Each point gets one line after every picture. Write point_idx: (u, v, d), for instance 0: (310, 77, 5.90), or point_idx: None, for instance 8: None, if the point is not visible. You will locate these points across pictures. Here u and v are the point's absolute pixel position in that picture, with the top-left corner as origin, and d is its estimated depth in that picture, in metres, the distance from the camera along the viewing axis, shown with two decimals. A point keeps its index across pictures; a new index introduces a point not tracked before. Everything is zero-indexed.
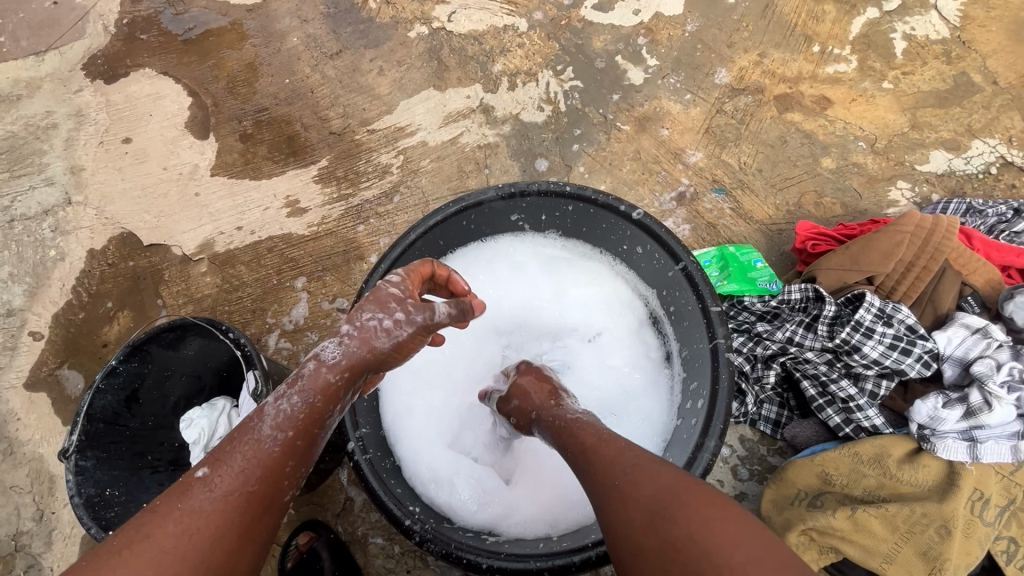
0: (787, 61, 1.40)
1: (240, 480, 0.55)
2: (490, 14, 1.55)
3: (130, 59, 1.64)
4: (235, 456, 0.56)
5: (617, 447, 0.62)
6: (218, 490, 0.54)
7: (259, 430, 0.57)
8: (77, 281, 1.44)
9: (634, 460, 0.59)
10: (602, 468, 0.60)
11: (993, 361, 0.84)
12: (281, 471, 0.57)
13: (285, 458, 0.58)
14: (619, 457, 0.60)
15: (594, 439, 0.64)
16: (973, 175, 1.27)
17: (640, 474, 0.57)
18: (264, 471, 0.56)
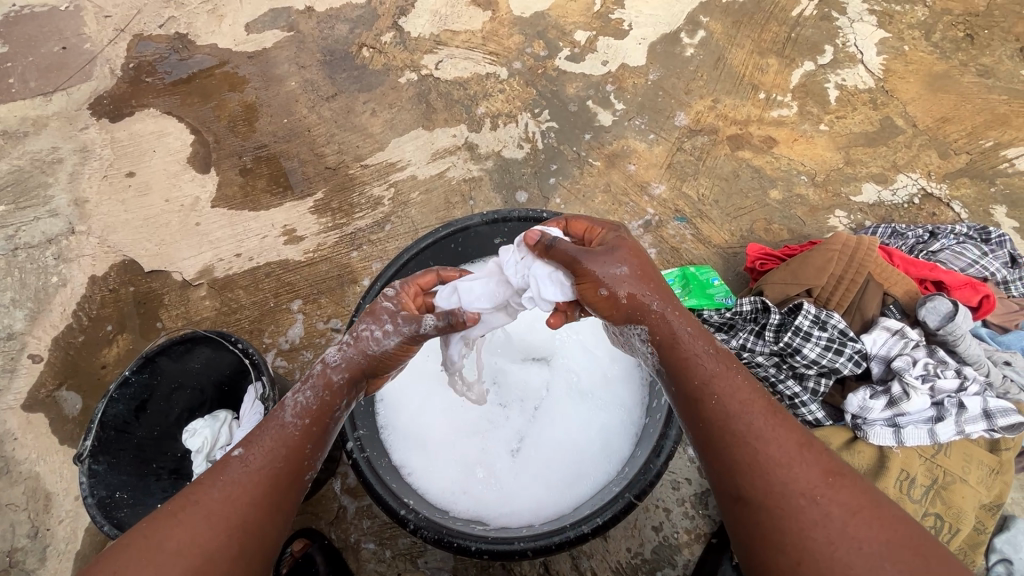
0: (737, 106, 1.59)
1: (268, 456, 0.69)
2: (473, 63, 1.72)
3: (137, 100, 1.76)
4: (267, 439, 0.70)
5: (787, 478, 0.64)
6: (253, 465, 0.68)
7: (283, 415, 0.72)
8: (78, 306, 1.50)
9: (807, 502, 0.62)
10: (773, 512, 0.63)
11: (910, 357, 0.98)
12: (300, 450, 0.71)
13: (302, 440, 0.72)
14: (793, 500, 0.62)
15: (760, 468, 0.65)
16: (900, 204, 1.45)
17: (821, 521, 0.61)
18: (287, 450, 0.70)
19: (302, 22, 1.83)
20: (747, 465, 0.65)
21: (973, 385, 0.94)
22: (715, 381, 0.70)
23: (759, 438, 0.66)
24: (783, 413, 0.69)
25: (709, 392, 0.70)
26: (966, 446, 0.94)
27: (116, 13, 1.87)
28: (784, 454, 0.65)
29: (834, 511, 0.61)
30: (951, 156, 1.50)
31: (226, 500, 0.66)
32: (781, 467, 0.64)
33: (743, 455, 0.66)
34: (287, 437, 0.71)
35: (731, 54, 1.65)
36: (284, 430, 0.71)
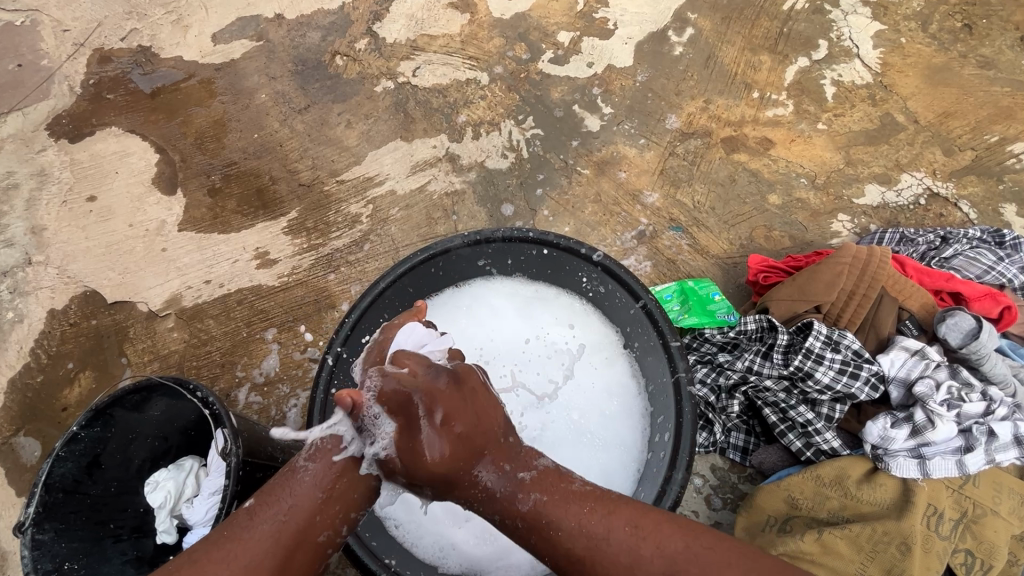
0: (730, 107, 1.51)
1: (280, 508, 0.64)
2: (452, 68, 1.64)
3: (96, 118, 1.65)
4: (283, 490, 0.66)
5: (605, 541, 0.61)
6: (258, 518, 0.63)
7: (300, 461, 0.68)
8: (36, 344, 1.40)
9: (639, 570, 0.60)
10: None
11: (932, 380, 0.92)
12: (314, 505, 0.65)
13: (318, 493, 0.65)
14: (629, 574, 0.60)
15: (591, 557, 0.61)
16: (905, 206, 1.38)
17: (656, 572, 0.59)
18: (305, 508, 0.65)
19: (271, 30, 1.73)
20: (581, 564, 0.61)
21: (1000, 408, 0.89)
22: (509, 487, 0.66)
23: (569, 536, 0.62)
24: (563, 482, 0.66)
25: (512, 501, 0.66)
26: (994, 473, 0.89)
27: (74, 27, 1.76)
28: (598, 533, 0.62)
29: (664, 562, 0.60)
30: (955, 153, 1.43)
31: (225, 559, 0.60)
32: (602, 548, 0.61)
33: (572, 554, 0.62)
34: (303, 490, 0.65)
35: (722, 52, 1.57)
36: (301, 479, 0.66)
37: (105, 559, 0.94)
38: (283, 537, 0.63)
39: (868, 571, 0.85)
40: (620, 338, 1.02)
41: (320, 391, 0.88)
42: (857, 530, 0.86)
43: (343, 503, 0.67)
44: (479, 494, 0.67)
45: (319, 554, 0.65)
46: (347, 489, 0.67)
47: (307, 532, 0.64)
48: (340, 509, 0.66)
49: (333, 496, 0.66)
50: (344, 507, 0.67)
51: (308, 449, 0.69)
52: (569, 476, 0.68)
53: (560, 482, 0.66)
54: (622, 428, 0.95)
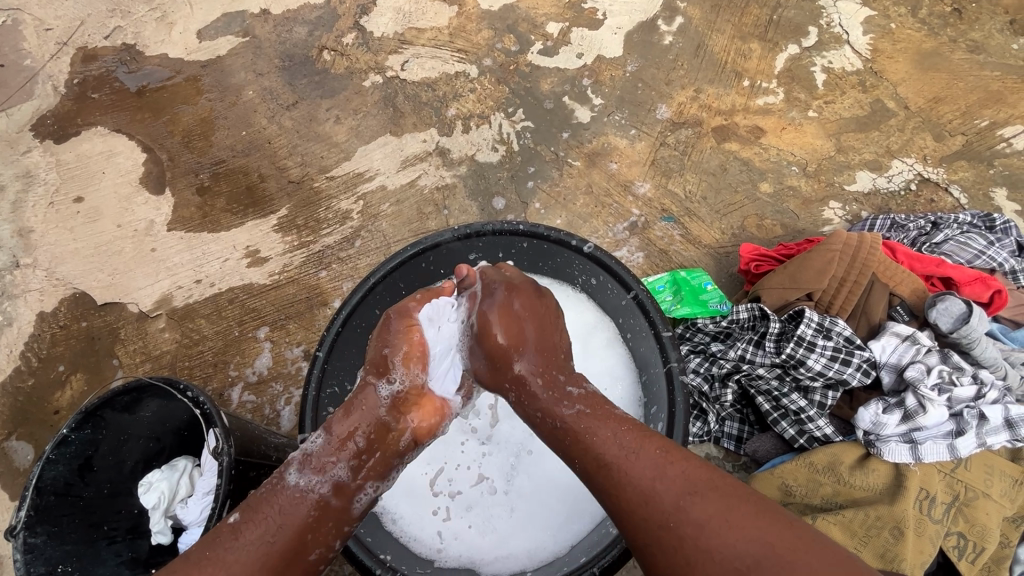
0: (721, 95, 1.50)
1: (266, 529, 0.65)
2: (441, 61, 1.62)
3: (81, 117, 1.63)
4: (270, 508, 0.67)
5: (635, 469, 0.63)
6: (244, 538, 0.63)
7: (290, 476, 0.69)
8: (26, 347, 1.39)
9: (658, 486, 0.61)
10: (632, 503, 0.61)
11: (923, 365, 0.93)
12: (306, 522, 0.67)
13: (309, 509, 0.68)
14: (648, 486, 0.61)
15: (618, 464, 0.64)
16: (896, 192, 1.38)
17: (672, 497, 0.59)
18: (295, 526, 0.66)
19: (257, 25, 1.71)
20: (606, 467, 0.64)
21: (991, 391, 0.90)
22: (554, 396, 0.74)
23: (604, 444, 0.66)
24: (609, 408, 0.71)
25: (553, 408, 0.73)
26: (985, 455, 0.89)
27: (57, 25, 1.74)
28: (630, 445, 0.65)
29: (684, 485, 0.60)
30: (946, 138, 1.43)
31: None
32: (630, 460, 0.63)
33: (599, 460, 0.65)
34: (293, 507, 0.67)
35: (712, 40, 1.56)
36: (290, 496, 0.68)
37: (99, 561, 0.94)
38: (272, 557, 0.63)
39: (862, 556, 0.85)
40: (612, 329, 1.01)
41: (312, 388, 0.88)
42: (850, 516, 0.87)
43: (336, 520, 0.69)
44: (524, 395, 0.76)
45: (308, 571, 0.67)
46: (338, 508, 0.70)
47: (298, 547, 0.66)
48: (332, 525, 0.69)
49: (324, 513, 0.69)
50: (334, 523, 0.69)
51: (297, 462, 0.71)
52: (600, 417, 0.70)
53: (605, 405, 0.71)
54: None
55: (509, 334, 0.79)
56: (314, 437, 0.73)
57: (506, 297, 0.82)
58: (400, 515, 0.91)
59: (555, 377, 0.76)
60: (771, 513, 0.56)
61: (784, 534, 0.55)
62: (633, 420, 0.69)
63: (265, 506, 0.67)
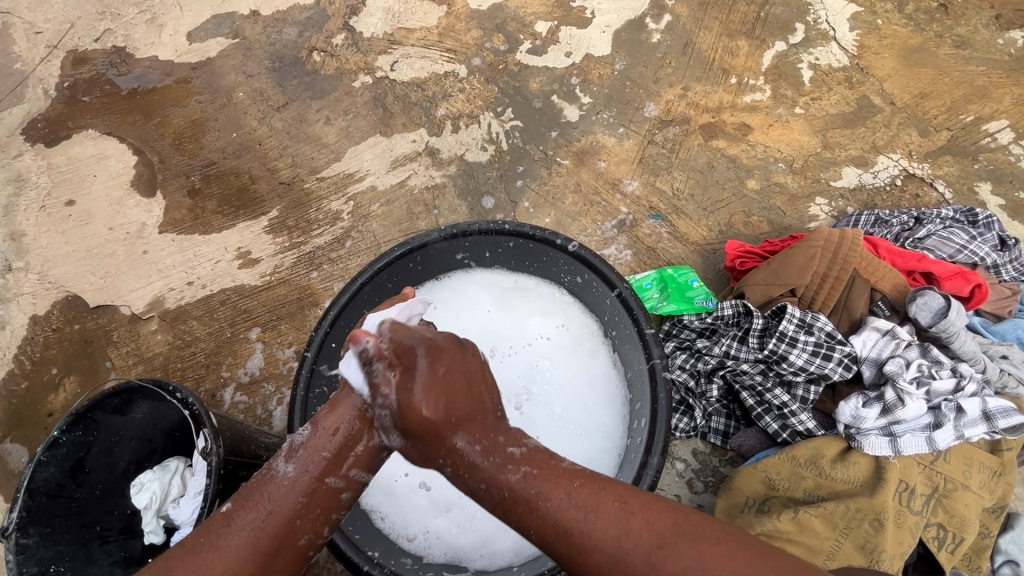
0: (709, 93, 1.51)
1: (257, 514, 0.66)
2: (431, 62, 1.63)
3: (72, 121, 1.63)
4: (261, 495, 0.67)
5: (599, 529, 0.59)
6: (236, 524, 0.65)
7: (279, 466, 0.69)
8: (19, 350, 1.40)
9: (625, 545, 0.58)
10: (601, 568, 0.58)
11: (903, 359, 0.94)
12: (292, 510, 0.66)
13: (297, 496, 0.67)
14: (614, 548, 0.58)
15: (582, 530, 0.60)
16: (882, 187, 1.39)
17: (642, 556, 0.57)
18: (283, 512, 0.66)
19: (247, 27, 1.72)
20: (567, 537, 0.60)
21: (969, 384, 0.91)
22: (497, 462, 0.65)
23: (557, 507, 0.61)
24: (556, 462, 0.66)
25: (499, 473, 0.65)
26: (963, 448, 0.90)
27: (47, 29, 1.74)
28: (587, 504, 0.61)
29: (653, 538, 0.58)
30: (931, 133, 1.44)
31: (205, 567, 0.62)
32: (591, 520, 0.60)
33: (559, 528, 0.60)
34: (281, 495, 0.67)
35: (699, 38, 1.57)
36: (278, 484, 0.68)
37: (92, 561, 0.95)
38: (261, 543, 0.64)
39: (843, 547, 0.86)
40: (598, 328, 1.03)
41: (302, 388, 0.89)
42: (831, 508, 0.88)
43: (322, 508, 0.68)
44: (462, 466, 0.66)
45: (299, 557, 0.67)
46: (329, 497, 0.69)
47: (287, 535, 0.66)
48: (320, 513, 0.68)
49: (311, 500, 0.68)
50: (323, 512, 0.69)
51: (286, 452, 0.71)
52: (559, 455, 0.67)
53: (553, 461, 0.66)
54: (603, 417, 0.96)
55: (439, 408, 0.66)
56: (303, 427, 0.72)
57: (428, 361, 0.68)
58: (388, 513, 0.92)
59: (495, 441, 0.67)
60: (745, 552, 0.56)
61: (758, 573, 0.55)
62: (571, 471, 0.65)
63: (255, 495, 0.68)
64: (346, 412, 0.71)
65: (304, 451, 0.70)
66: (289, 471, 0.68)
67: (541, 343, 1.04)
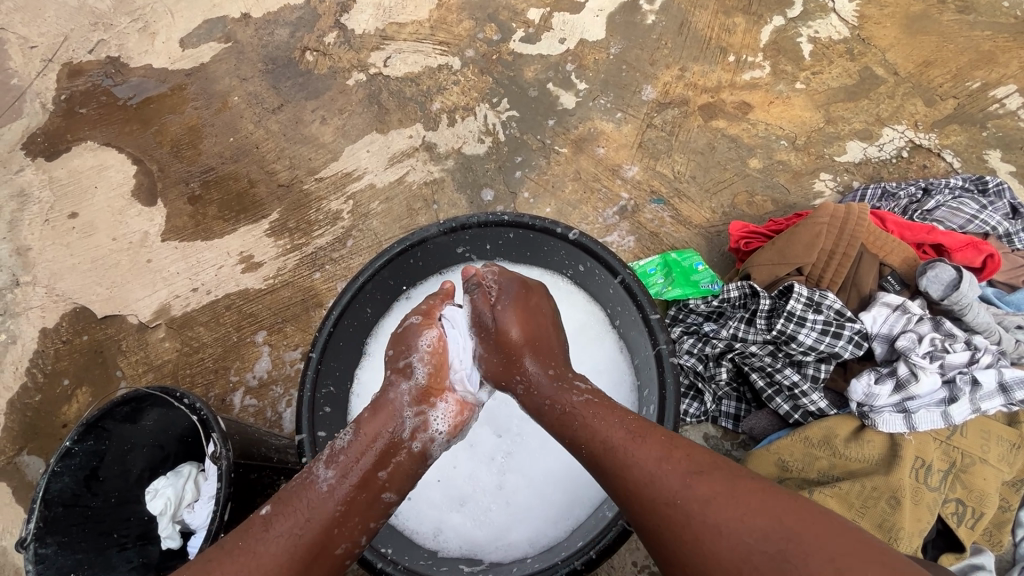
0: (706, 73, 1.49)
1: (297, 521, 0.67)
2: (424, 55, 1.61)
3: (70, 133, 1.64)
4: (300, 500, 0.68)
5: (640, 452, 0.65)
6: (275, 530, 0.66)
7: (319, 473, 0.70)
8: (31, 363, 1.41)
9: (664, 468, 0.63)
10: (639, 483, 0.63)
11: (915, 334, 0.92)
12: (332, 518, 0.68)
13: (335, 505, 0.68)
14: (654, 468, 0.63)
15: (623, 446, 0.65)
16: (887, 160, 1.36)
17: (678, 475, 0.62)
18: (323, 520, 0.67)
19: (239, 30, 1.71)
20: (612, 450, 0.66)
21: (985, 356, 0.89)
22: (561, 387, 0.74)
23: (607, 428, 0.68)
24: (613, 399, 0.72)
25: (560, 395, 0.74)
26: (981, 421, 0.89)
27: (42, 43, 1.74)
28: (635, 431, 0.66)
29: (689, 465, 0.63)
30: (937, 102, 1.41)
31: (242, 569, 0.62)
32: (634, 448, 0.65)
33: (606, 444, 0.67)
34: (320, 502, 0.68)
35: (695, 17, 1.54)
36: (318, 491, 0.69)
37: (111, 567, 0.96)
38: (299, 550, 0.65)
39: (860, 527, 0.85)
40: (604, 315, 1.02)
41: (307, 390, 0.88)
42: (846, 488, 0.87)
43: (361, 516, 0.70)
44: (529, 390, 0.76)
45: (336, 564, 0.69)
46: (369, 506, 0.71)
47: (325, 542, 0.67)
48: (358, 521, 0.70)
49: (349, 509, 0.69)
50: (362, 521, 0.70)
51: (325, 458, 0.72)
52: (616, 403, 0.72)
53: (610, 396, 0.72)
54: (612, 405, 0.95)
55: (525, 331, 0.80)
56: (345, 432, 0.74)
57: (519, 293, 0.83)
58: (401, 511, 0.93)
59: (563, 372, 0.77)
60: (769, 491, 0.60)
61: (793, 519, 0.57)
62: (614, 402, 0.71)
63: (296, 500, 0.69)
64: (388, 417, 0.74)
65: (348, 457, 0.71)
66: (330, 477, 0.70)
67: None
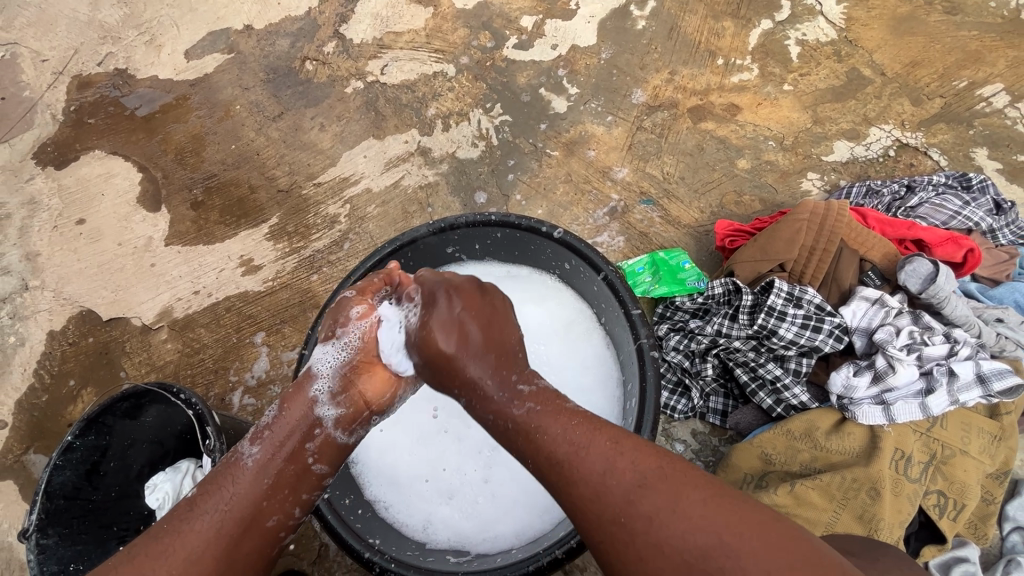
0: (695, 76, 1.51)
1: (222, 499, 0.67)
2: (420, 63, 1.65)
3: (79, 143, 1.69)
4: (225, 480, 0.69)
5: (588, 463, 0.61)
6: (200, 509, 0.66)
7: (242, 451, 0.71)
8: (38, 365, 1.45)
9: (609, 481, 0.59)
10: (585, 499, 0.59)
11: (893, 327, 0.94)
12: (259, 492, 0.68)
13: (264, 480, 0.69)
14: (599, 482, 0.59)
15: (571, 462, 0.61)
16: (874, 159, 1.38)
17: (625, 488, 0.58)
18: (249, 496, 0.68)
19: (241, 41, 1.76)
20: (561, 466, 0.62)
21: (963, 349, 0.90)
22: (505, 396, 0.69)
23: (553, 441, 0.64)
24: (561, 400, 0.68)
25: (506, 408, 0.69)
26: (961, 414, 0.90)
27: (53, 56, 1.80)
28: (580, 440, 0.62)
29: (634, 476, 0.59)
30: (924, 102, 1.42)
31: (166, 554, 0.62)
32: (582, 452, 0.62)
33: (553, 458, 0.63)
34: (247, 479, 0.69)
35: (685, 22, 1.57)
36: (244, 469, 0.70)
37: (110, 559, 0.99)
38: (227, 526, 0.66)
39: (841, 519, 0.86)
40: (590, 313, 1.04)
41: None
42: (827, 480, 0.88)
43: (290, 488, 0.71)
44: (475, 397, 0.72)
45: (269, 538, 0.69)
46: (300, 480, 0.72)
47: (254, 517, 0.67)
48: (288, 494, 0.70)
49: (278, 482, 0.70)
50: (293, 490, 0.71)
51: (252, 436, 0.73)
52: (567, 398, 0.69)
53: (557, 398, 0.68)
54: (597, 399, 0.97)
55: (459, 339, 0.73)
56: (268, 411, 0.75)
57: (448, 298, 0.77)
58: (390, 504, 0.95)
59: (509, 377, 0.71)
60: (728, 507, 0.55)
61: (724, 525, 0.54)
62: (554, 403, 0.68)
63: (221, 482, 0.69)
64: (308, 388, 0.75)
65: (273, 436, 0.72)
66: (256, 455, 0.71)
67: (534, 331, 1.06)
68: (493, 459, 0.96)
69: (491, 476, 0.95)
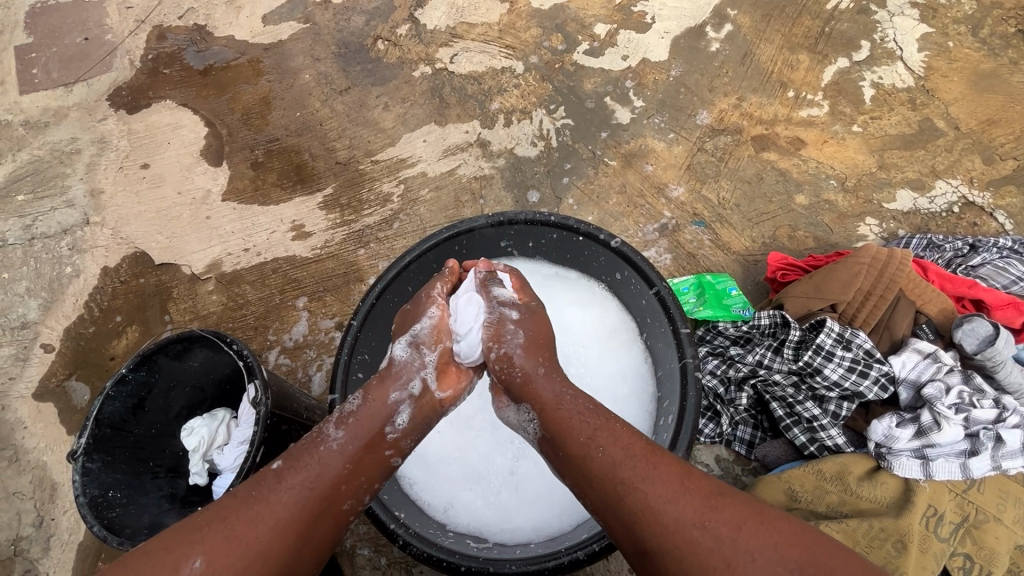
0: (763, 105, 1.50)
1: (309, 474, 0.69)
2: (489, 56, 1.67)
3: (152, 91, 1.75)
4: (311, 457, 0.71)
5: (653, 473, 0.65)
6: (288, 481, 0.68)
7: (329, 432, 0.74)
8: (89, 297, 1.51)
9: (670, 501, 0.62)
10: (640, 507, 0.63)
11: (942, 384, 0.94)
12: (340, 473, 0.71)
13: (344, 463, 0.71)
14: (662, 497, 0.62)
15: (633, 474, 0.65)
16: (936, 213, 1.36)
17: (683, 512, 0.61)
18: (331, 476, 0.70)
19: (318, 13, 1.80)
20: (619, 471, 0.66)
21: (1012, 416, 0.90)
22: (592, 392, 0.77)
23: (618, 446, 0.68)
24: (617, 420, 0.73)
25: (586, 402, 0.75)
26: (1000, 481, 0.90)
27: (137, 4, 1.87)
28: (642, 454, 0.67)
29: (698, 500, 0.62)
30: (995, 162, 1.40)
31: (255, 520, 0.64)
32: (644, 467, 0.65)
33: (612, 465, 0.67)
34: (331, 459, 0.71)
35: (759, 49, 1.56)
36: (330, 449, 0.72)
37: (144, 492, 1.02)
38: (312, 501, 0.68)
39: None
40: (633, 326, 1.05)
41: (343, 355, 0.92)
42: (852, 526, 0.89)
43: (366, 475, 0.73)
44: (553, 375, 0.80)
45: (339, 521, 0.71)
46: (372, 466, 0.74)
47: (334, 497, 0.70)
48: (363, 480, 0.73)
49: (357, 467, 0.72)
50: (365, 479, 0.73)
51: (336, 420, 0.75)
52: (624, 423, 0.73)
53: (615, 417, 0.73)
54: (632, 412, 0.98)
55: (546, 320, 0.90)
56: (353, 399, 0.78)
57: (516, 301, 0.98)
58: (417, 483, 0.97)
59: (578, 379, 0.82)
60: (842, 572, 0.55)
61: (770, 546, 0.57)
62: (604, 413, 0.73)
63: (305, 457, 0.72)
64: (392, 386, 0.79)
65: (358, 420, 0.75)
66: (340, 437, 0.73)
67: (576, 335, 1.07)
68: (523, 452, 0.98)
69: (518, 467, 0.97)
